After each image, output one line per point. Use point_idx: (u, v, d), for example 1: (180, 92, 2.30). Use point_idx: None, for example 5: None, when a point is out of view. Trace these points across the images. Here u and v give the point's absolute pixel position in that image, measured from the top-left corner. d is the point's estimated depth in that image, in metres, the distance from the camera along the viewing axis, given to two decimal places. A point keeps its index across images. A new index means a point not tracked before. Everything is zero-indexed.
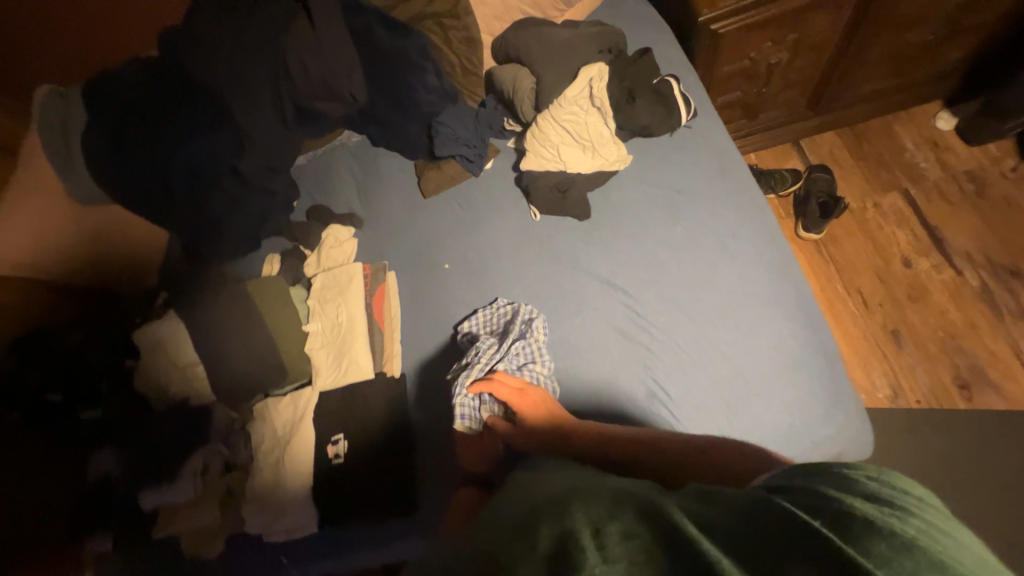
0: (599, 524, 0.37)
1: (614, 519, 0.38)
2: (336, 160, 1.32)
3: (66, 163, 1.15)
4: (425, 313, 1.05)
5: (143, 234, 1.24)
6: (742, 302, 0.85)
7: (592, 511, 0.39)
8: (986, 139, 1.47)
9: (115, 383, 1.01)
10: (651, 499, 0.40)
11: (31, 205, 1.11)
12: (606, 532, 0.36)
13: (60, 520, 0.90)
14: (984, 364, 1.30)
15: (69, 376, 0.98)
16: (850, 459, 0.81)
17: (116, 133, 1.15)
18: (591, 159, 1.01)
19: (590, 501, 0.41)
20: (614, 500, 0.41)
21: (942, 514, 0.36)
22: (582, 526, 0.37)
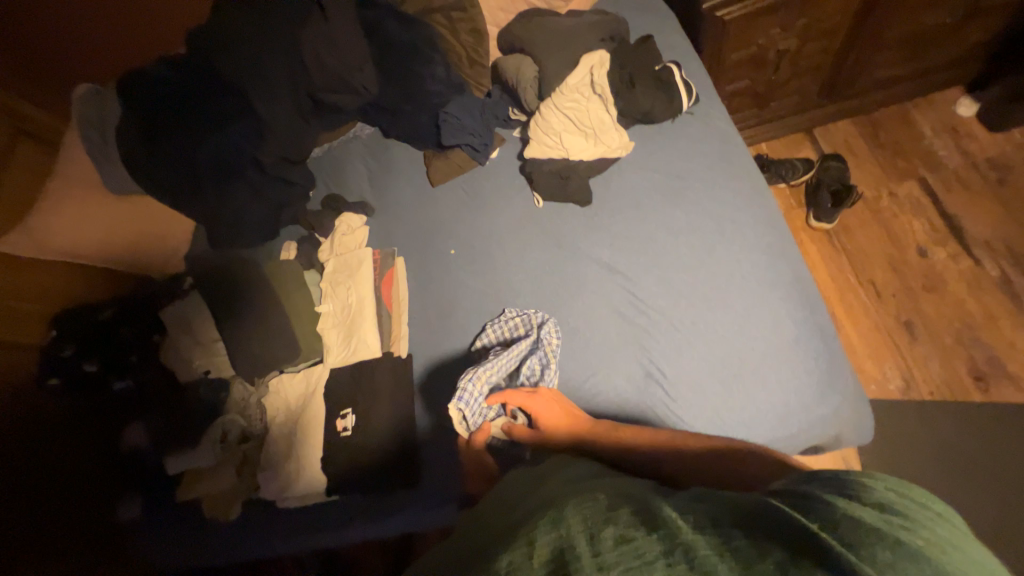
0: (595, 530, 0.40)
1: (609, 525, 0.40)
2: (349, 152, 1.36)
3: (101, 154, 1.23)
4: (431, 296, 1.09)
5: (172, 220, 1.31)
6: (739, 284, 0.86)
7: (592, 515, 0.42)
8: (1009, 125, 1.42)
9: (146, 356, 1.03)
10: (653, 506, 0.42)
11: (66, 193, 1.19)
12: (601, 539, 0.38)
13: (102, 480, 1.02)
14: (1002, 356, 1.26)
15: (103, 349, 1.00)
16: (845, 438, 0.81)
17: (146, 127, 1.23)
18: (593, 145, 1.03)
19: (593, 507, 0.43)
20: (613, 505, 0.44)
21: (955, 527, 0.37)
22: (580, 533, 0.40)
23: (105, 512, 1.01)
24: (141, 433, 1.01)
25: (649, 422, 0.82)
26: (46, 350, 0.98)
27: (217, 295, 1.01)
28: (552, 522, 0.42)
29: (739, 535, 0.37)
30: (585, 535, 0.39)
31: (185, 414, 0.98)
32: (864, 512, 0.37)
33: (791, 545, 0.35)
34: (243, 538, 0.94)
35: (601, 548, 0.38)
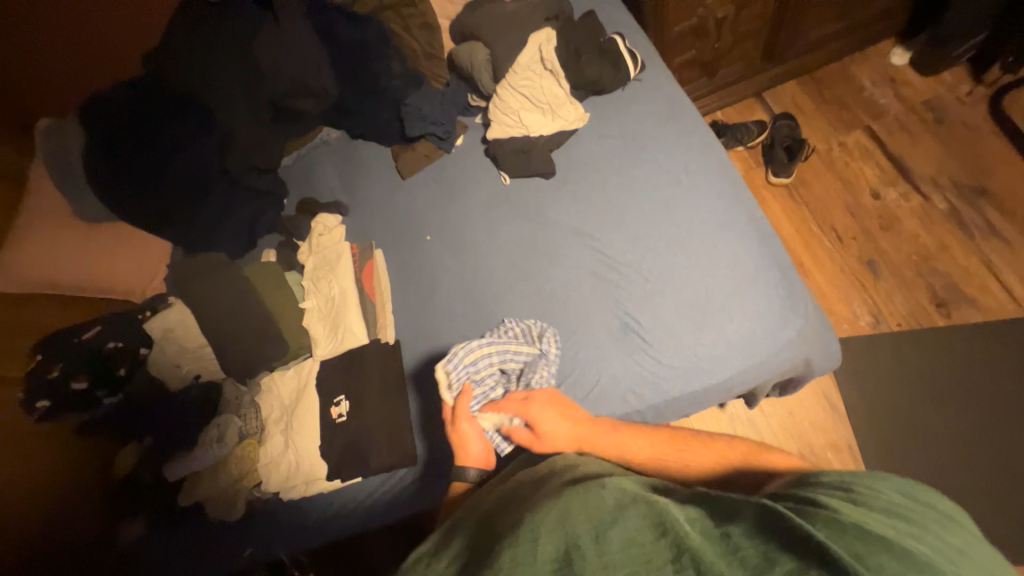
0: (599, 532, 0.44)
1: (613, 526, 0.44)
2: (317, 157, 1.37)
3: (71, 184, 1.26)
4: (411, 283, 1.12)
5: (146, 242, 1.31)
6: (700, 230, 0.91)
7: (600, 519, 0.46)
8: (939, 67, 1.51)
9: (133, 367, 1.02)
10: (659, 507, 0.46)
11: (41, 225, 1.22)
12: (607, 542, 0.43)
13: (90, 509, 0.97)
14: (959, 281, 1.34)
15: (89, 365, 0.99)
16: (816, 362, 0.86)
17: (109, 150, 1.24)
18: (552, 120, 1.08)
19: (598, 508, 0.47)
20: (620, 506, 0.47)
21: (959, 532, 0.42)
22: (585, 535, 0.44)
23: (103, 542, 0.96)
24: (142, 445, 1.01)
25: (631, 369, 0.87)
26: (33, 375, 0.96)
27: (200, 301, 1.02)
28: (558, 522, 0.46)
29: (742, 537, 0.40)
30: (592, 540, 0.43)
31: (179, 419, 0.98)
32: (875, 518, 0.41)
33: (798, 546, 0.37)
34: (248, 538, 0.94)
35: (606, 553, 0.42)
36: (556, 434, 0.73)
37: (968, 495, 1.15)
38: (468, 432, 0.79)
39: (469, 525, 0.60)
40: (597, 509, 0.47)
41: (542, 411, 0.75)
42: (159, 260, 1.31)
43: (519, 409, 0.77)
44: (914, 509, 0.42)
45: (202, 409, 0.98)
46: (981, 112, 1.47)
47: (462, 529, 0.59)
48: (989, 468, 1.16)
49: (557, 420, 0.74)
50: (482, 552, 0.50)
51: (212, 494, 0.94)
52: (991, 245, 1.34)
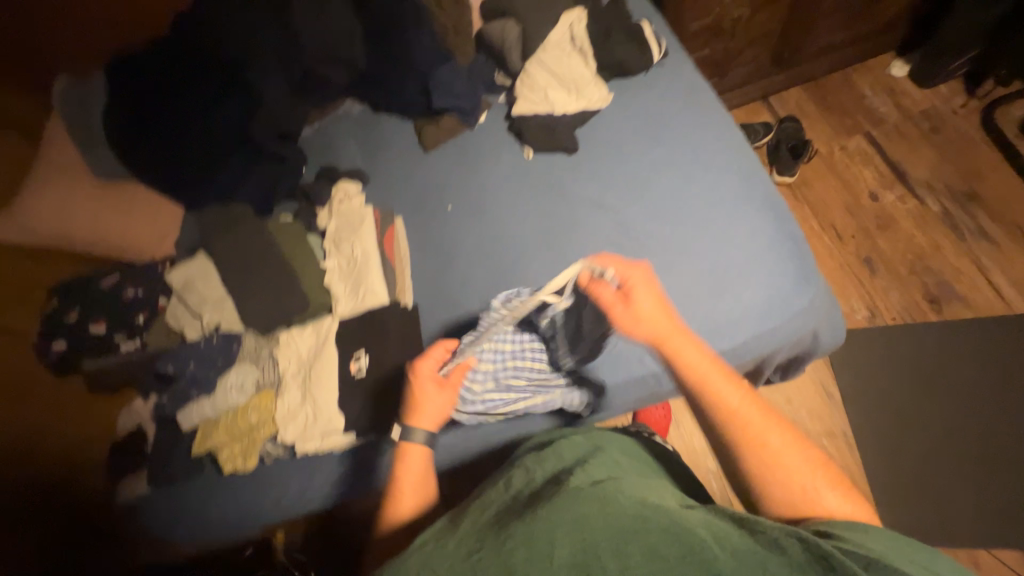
0: (622, 546, 0.49)
1: (634, 538, 0.49)
2: (338, 128, 1.38)
3: (88, 138, 1.26)
4: (431, 250, 1.14)
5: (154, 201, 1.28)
6: (717, 204, 0.96)
7: (626, 528, 0.51)
8: (936, 79, 1.60)
9: (151, 314, 1.02)
10: (687, 527, 0.51)
11: (51, 177, 1.21)
12: (632, 555, 0.48)
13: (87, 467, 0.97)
14: (950, 280, 1.40)
15: (109, 312, 1.01)
16: (823, 334, 0.91)
17: (137, 110, 1.28)
18: (576, 99, 1.12)
19: (619, 516, 0.52)
20: (637, 513, 0.53)
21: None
22: (608, 548, 0.49)
23: (101, 496, 0.97)
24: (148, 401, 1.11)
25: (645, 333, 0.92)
26: (53, 318, 0.99)
27: (224, 254, 1.04)
28: (576, 528, 0.51)
29: (776, 568, 0.47)
30: (613, 553, 0.49)
31: (195, 366, 0.98)
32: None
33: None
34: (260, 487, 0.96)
35: (627, 562, 0.48)
36: (641, 305, 0.75)
37: (953, 480, 1.21)
38: (443, 398, 0.84)
39: (482, 505, 0.65)
40: (617, 517, 0.52)
41: (641, 285, 0.76)
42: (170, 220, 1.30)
43: (620, 270, 0.79)
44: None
45: (220, 357, 0.99)
46: (972, 123, 1.56)
47: (471, 508, 0.65)
48: (976, 454, 1.22)
49: (651, 298, 0.75)
50: (498, 535, 0.55)
51: (226, 443, 0.94)
52: (981, 247, 1.42)
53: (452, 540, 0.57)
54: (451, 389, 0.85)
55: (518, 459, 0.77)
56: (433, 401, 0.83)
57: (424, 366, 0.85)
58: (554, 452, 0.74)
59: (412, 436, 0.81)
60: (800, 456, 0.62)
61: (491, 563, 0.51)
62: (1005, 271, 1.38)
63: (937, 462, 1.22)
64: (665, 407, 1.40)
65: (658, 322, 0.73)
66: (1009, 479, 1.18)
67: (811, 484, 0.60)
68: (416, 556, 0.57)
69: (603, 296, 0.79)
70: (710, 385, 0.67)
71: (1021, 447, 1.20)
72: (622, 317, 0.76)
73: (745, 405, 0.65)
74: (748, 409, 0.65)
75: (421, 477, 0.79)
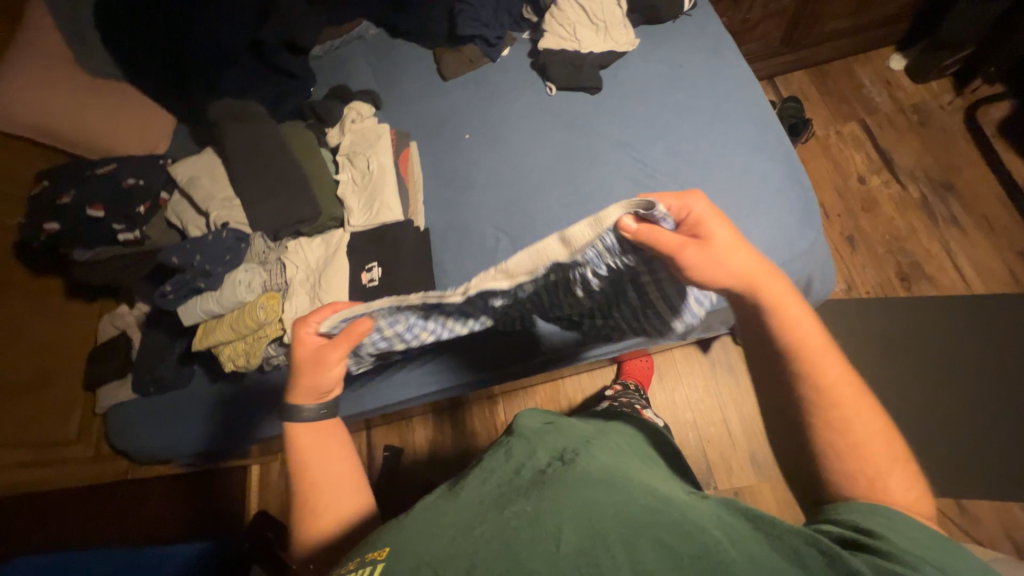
0: (630, 541, 0.42)
1: (646, 533, 0.43)
2: (350, 52, 1.34)
3: (80, 36, 1.22)
4: (445, 176, 1.13)
5: (146, 108, 1.24)
6: (734, 149, 1.00)
7: (631, 521, 0.44)
8: (930, 75, 1.69)
9: (152, 206, 1.03)
10: (702, 528, 0.44)
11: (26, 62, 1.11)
12: (641, 553, 0.41)
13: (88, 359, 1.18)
14: (921, 261, 1.51)
15: (107, 197, 0.99)
16: (818, 279, 0.97)
17: (138, 13, 1.24)
18: (603, 40, 1.14)
19: (628, 506, 0.46)
20: (646, 504, 0.46)
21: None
22: (617, 542, 0.42)
23: (93, 384, 1.16)
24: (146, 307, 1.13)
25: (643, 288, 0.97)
26: (47, 198, 0.98)
27: (235, 154, 1.02)
28: (582, 512, 0.45)
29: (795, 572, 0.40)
30: (623, 545, 0.42)
31: (202, 259, 0.94)
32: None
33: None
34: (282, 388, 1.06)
35: (636, 559, 0.41)
36: (727, 259, 0.55)
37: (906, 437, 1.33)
38: (326, 368, 0.66)
39: (473, 479, 0.57)
40: (625, 506, 0.46)
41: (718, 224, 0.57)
42: (161, 135, 1.23)
43: (691, 208, 0.58)
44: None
45: (228, 254, 0.96)
46: (957, 119, 1.66)
47: (469, 478, 0.58)
48: (927, 416, 1.34)
49: (734, 244, 0.56)
50: (500, 510, 0.48)
51: (231, 340, 0.94)
52: (951, 234, 1.53)
53: (446, 513, 0.50)
54: (335, 357, 0.67)
55: (515, 428, 0.66)
56: (310, 373, 0.66)
57: (303, 334, 0.68)
58: (557, 430, 0.64)
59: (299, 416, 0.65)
60: (882, 436, 0.49)
61: (486, 541, 0.44)
62: (969, 256, 1.50)
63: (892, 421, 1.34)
64: (648, 360, 1.44)
65: (753, 280, 0.54)
66: (954, 439, 1.31)
67: (884, 463, 0.48)
68: (410, 522, 0.50)
69: (665, 240, 0.56)
70: (821, 368, 0.51)
71: (964, 411, 1.33)
72: (701, 276, 0.56)
73: (854, 394, 0.50)
74: (848, 388, 0.50)
75: (319, 480, 0.63)
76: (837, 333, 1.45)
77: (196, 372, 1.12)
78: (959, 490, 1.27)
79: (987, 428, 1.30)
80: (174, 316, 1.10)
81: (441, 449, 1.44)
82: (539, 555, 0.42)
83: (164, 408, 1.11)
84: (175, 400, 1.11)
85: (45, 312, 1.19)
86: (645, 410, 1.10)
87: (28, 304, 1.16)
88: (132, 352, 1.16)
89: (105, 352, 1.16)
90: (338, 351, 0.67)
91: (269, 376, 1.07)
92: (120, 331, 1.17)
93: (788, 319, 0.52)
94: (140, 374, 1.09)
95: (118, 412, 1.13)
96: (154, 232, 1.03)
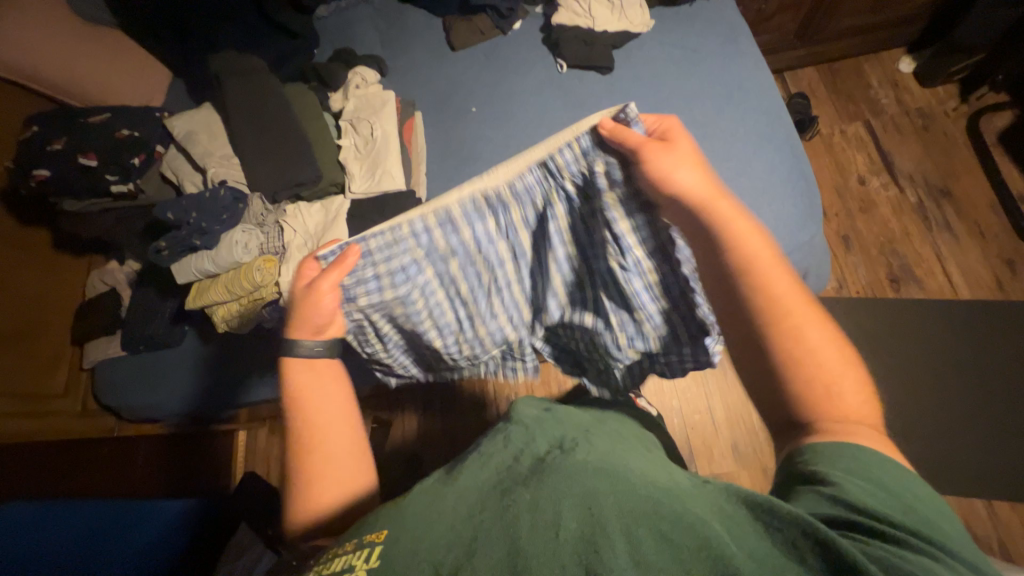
0: (630, 529, 0.43)
1: (644, 519, 0.43)
2: (357, 15, 1.29)
3: None
4: (449, 149, 1.12)
5: (142, 62, 1.20)
6: (742, 139, 1.00)
7: (626, 506, 0.45)
8: (938, 80, 1.69)
9: (148, 158, 1.00)
10: (699, 516, 0.43)
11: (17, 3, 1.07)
12: (639, 539, 0.41)
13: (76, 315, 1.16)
14: (912, 264, 1.54)
15: (100, 146, 0.97)
16: (814, 274, 0.99)
17: None
18: (618, 19, 1.12)
19: (626, 494, 0.47)
20: (645, 493, 0.47)
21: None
22: (616, 529, 0.43)
23: (82, 339, 1.15)
24: (137, 264, 1.12)
25: None
26: (39, 143, 0.96)
27: (237, 112, 1.00)
28: (581, 500, 0.47)
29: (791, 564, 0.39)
30: (621, 531, 0.43)
31: (198, 216, 0.93)
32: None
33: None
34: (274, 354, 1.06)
35: (636, 549, 0.41)
36: (681, 162, 0.62)
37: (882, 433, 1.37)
38: (317, 299, 0.71)
39: (476, 464, 0.59)
40: (624, 495, 0.47)
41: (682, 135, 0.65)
42: (152, 87, 1.20)
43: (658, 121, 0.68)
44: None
45: (226, 212, 0.94)
46: (960, 125, 1.67)
47: (469, 463, 0.60)
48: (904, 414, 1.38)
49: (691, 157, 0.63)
50: (501, 499, 0.50)
51: (227, 300, 0.93)
52: (944, 240, 1.55)
53: (451, 499, 0.52)
54: (326, 288, 0.71)
55: (512, 416, 0.69)
56: (302, 304, 0.71)
57: (303, 269, 0.73)
58: (555, 418, 0.66)
59: (296, 351, 0.69)
60: (830, 344, 0.51)
61: (489, 528, 0.47)
62: (958, 262, 1.53)
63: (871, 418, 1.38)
64: None
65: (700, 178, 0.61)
66: None
67: (834, 367, 0.50)
68: (412, 508, 0.52)
69: (633, 139, 0.65)
70: (750, 245, 0.55)
71: None
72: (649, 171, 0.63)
73: (780, 272, 0.54)
74: (794, 300, 0.52)
75: (320, 444, 0.64)
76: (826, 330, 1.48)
77: (188, 332, 1.10)
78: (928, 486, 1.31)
79: None
80: (167, 275, 1.08)
81: (430, 423, 1.45)
82: (541, 542, 0.43)
83: (154, 366, 1.10)
84: (164, 361, 1.11)
85: (33, 265, 1.16)
86: (638, 397, 1.11)
87: (17, 255, 1.13)
88: (122, 309, 1.13)
89: (94, 307, 1.13)
90: (326, 281, 0.71)
91: (265, 341, 1.06)
92: (110, 288, 1.15)
93: (720, 207, 0.58)
94: (130, 331, 1.08)
95: (106, 369, 1.12)
96: (148, 186, 1.02)
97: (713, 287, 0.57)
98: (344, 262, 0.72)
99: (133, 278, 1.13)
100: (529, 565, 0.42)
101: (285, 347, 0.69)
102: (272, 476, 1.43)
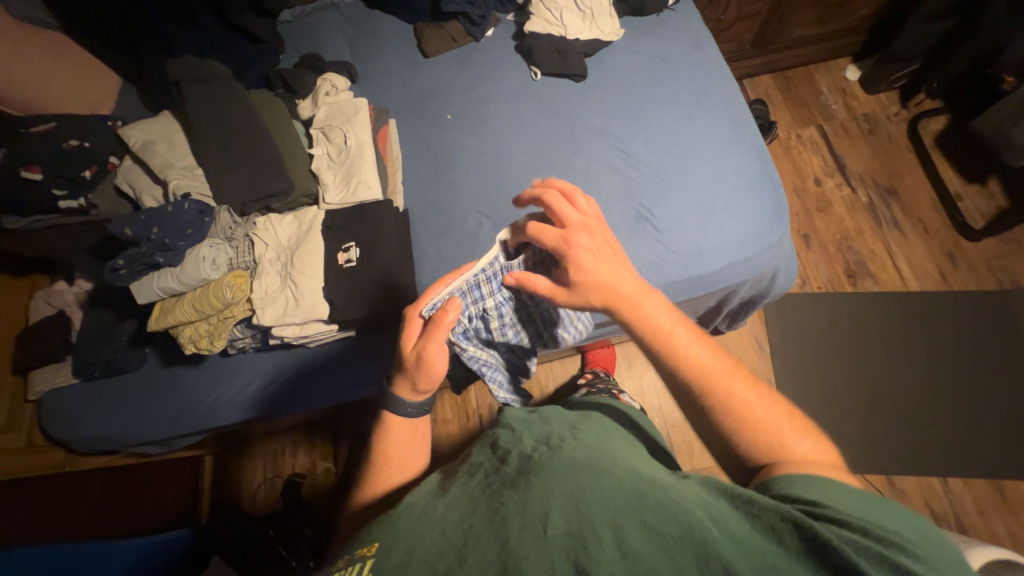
0: (615, 523, 0.43)
1: (631, 511, 0.43)
2: (324, 20, 1.26)
3: None
4: (426, 157, 1.10)
5: (88, 64, 1.12)
6: (712, 143, 1.04)
7: (613, 498, 0.45)
8: (880, 87, 1.82)
9: (100, 172, 0.97)
10: (683, 509, 0.44)
11: None
12: (625, 534, 0.42)
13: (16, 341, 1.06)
14: (866, 260, 1.64)
15: (49, 163, 0.91)
16: (782, 273, 1.04)
17: None
18: (590, 28, 1.13)
19: (614, 489, 0.46)
20: (633, 487, 0.46)
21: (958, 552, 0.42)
22: (603, 525, 0.43)
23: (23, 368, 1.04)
24: (89, 284, 1.04)
25: (643, 253, 0.97)
26: None
27: (200, 121, 0.95)
28: (569, 497, 0.46)
29: (769, 549, 0.41)
30: (608, 524, 0.43)
31: (160, 231, 0.86)
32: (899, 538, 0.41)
33: (816, 556, 0.40)
34: (239, 371, 1.01)
35: (621, 542, 0.41)
36: (588, 261, 0.64)
37: (846, 420, 1.45)
38: (421, 361, 0.64)
39: (464, 474, 0.58)
40: (612, 490, 0.46)
41: (570, 215, 0.68)
42: (105, 93, 1.13)
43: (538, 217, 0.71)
44: (933, 540, 0.42)
45: (191, 227, 0.88)
46: (902, 129, 1.79)
47: (459, 473, 0.59)
48: (865, 402, 1.47)
49: (598, 262, 0.64)
50: (491, 501, 0.49)
51: (193, 320, 0.88)
52: (893, 236, 1.66)
53: (441, 504, 0.51)
54: (435, 349, 0.64)
55: (501, 420, 0.67)
56: (411, 371, 0.65)
57: (410, 325, 0.68)
58: (541, 417, 0.65)
59: (400, 411, 0.67)
60: (760, 412, 0.56)
61: (478, 534, 0.45)
62: (907, 257, 1.63)
63: (836, 406, 1.46)
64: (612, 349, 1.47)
65: (607, 280, 0.63)
66: (887, 422, 1.44)
67: (772, 425, 0.56)
68: (402, 518, 0.50)
69: (541, 287, 0.68)
70: (661, 329, 0.61)
71: (895, 396, 1.47)
72: (563, 283, 0.67)
73: (692, 345, 0.60)
74: (725, 373, 0.59)
75: (387, 479, 0.68)
76: (792, 325, 1.56)
77: (149, 355, 1.03)
78: (890, 468, 1.40)
79: (913, 411, 1.45)
80: (123, 294, 1.01)
81: None
82: (528, 542, 0.42)
83: (111, 393, 1.02)
84: (120, 387, 1.03)
85: None
86: (623, 396, 1.14)
87: None
88: (73, 332, 1.04)
89: (37, 333, 1.02)
90: (433, 342, 0.63)
91: (240, 358, 1.01)
92: (56, 310, 1.05)
93: (643, 301, 0.63)
94: (82, 358, 0.99)
95: (53, 401, 1.03)
96: (100, 200, 0.98)
97: (681, 401, 0.62)
98: (444, 318, 0.64)
99: (84, 298, 1.04)
100: (518, 565, 0.41)
101: (390, 405, 0.68)
102: (244, 499, 1.34)
